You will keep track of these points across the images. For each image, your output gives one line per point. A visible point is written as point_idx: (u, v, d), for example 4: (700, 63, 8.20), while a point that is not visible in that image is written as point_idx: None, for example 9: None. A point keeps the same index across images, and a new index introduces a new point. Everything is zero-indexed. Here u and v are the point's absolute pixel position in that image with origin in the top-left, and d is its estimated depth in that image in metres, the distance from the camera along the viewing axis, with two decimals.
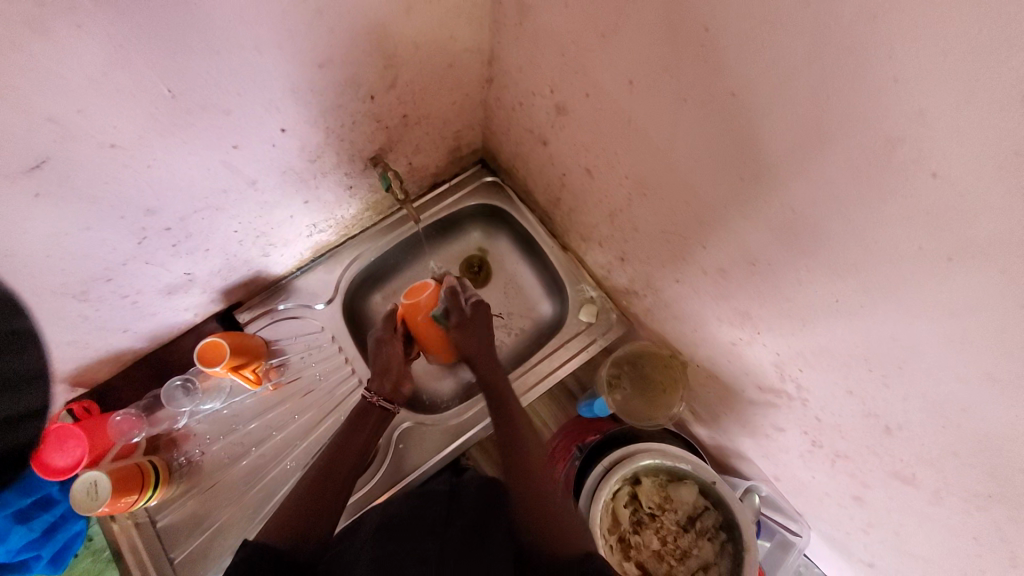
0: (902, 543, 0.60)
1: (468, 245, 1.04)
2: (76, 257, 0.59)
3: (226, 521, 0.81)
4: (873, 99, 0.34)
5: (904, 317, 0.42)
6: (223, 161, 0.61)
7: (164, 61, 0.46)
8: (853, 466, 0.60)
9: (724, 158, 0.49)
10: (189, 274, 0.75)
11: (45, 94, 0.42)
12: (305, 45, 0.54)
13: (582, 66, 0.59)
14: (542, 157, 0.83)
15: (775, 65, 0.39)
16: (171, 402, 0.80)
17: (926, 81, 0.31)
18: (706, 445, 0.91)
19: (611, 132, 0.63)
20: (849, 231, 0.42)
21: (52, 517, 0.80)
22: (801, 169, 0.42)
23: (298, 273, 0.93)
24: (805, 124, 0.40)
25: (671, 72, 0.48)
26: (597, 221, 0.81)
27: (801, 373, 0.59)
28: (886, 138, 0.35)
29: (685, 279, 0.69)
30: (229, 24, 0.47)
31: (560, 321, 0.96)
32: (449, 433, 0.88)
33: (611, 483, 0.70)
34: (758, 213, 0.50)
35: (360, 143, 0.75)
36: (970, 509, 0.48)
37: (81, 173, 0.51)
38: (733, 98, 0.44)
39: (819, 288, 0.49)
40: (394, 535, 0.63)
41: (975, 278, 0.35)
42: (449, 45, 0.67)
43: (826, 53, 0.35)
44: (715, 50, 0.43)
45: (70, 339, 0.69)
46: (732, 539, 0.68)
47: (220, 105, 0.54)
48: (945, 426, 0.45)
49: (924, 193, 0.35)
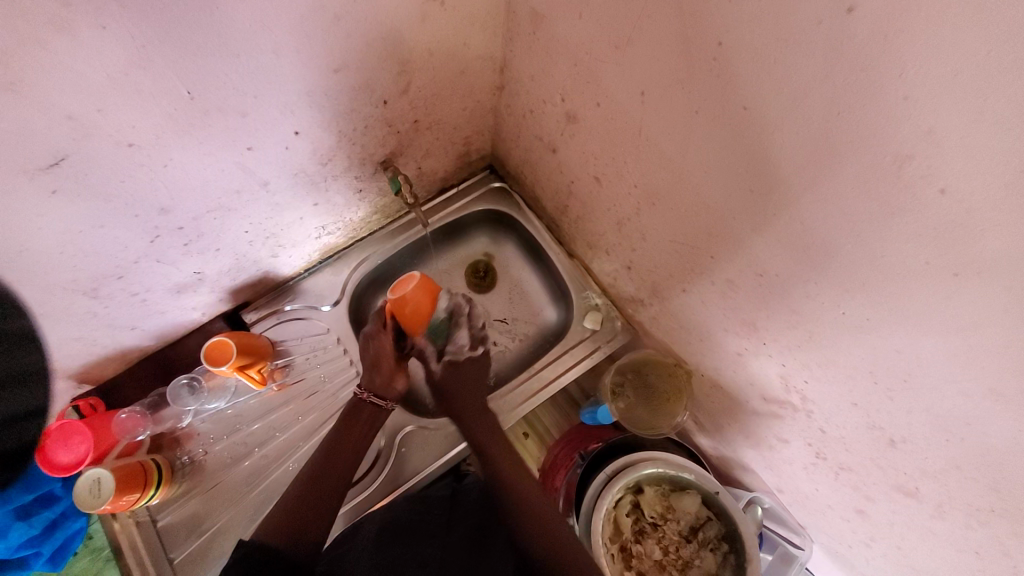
0: (905, 558, 0.60)
1: (475, 250, 1.04)
2: (89, 255, 0.60)
3: (228, 522, 0.81)
4: (884, 117, 0.35)
5: (912, 332, 0.42)
6: (236, 162, 0.62)
7: (184, 63, 0.47)
8: (857, 479, 0.60)
9: (735, 171, 0.50)
10: (198, 273, 0.75)
11: (66, 92, 0.43)
12: (322, 50, 0.55)
13: (594, 76, 0.60)
14: (550, 165, 0.83)
15: (788, 81, 0.39)
16: (177, 401, 0.81)
17: (937, 101, 0.32)
18: (708, 455, 0.91)
19: (621, 142, 0.64)
20: (858, 246, 0.42)
21: (54, 514, 0.80)
22: (811, 183, 0.43)
23: (306, 274, 0.94)
24: (817, 140, 0.40)
25: (683, 85, 0.49)
26: (604, 229, 0.81)
27: (807, 385, 0.59)
28: (897, 155, 0.36)
29: (692, 288, 0.69)
30: (249, 28, 0.48)
31: (565, 328, 0.96)
32: (451, 438, 0.88)
33: (614, 492, 0.70)
34: (768, 225, 0.50)
35: (371, 147, 0.75)
36: (974, 524, 0.48)
37: (98, 171, 0.51)
38: (746, 112, 0.44)
39: (827, 301, 0.49)
40: (397, 539, 0.66)
41: (983, 295, 0.36)
42: (462, 53, 0.68)
43: (840, 71, 0.36)
44: (728, 65, 0.43)
45: (78, 335, 0.69)
46: (735, 550, 0.67)
47: (236, 107, 0.55)
48: (950, 441, 0.45)
49: (934, 210, 0.35)
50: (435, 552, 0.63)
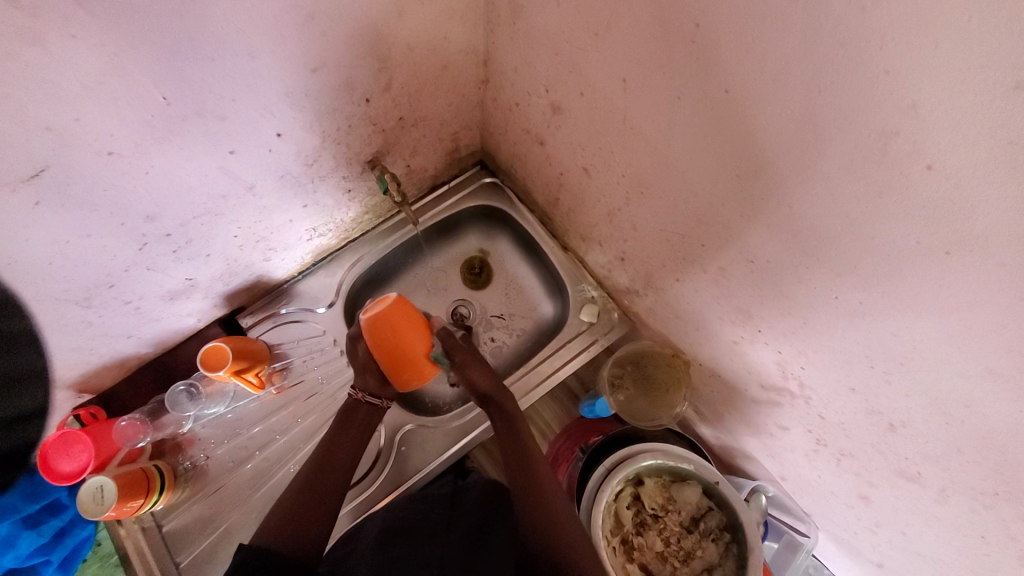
0: (910, 543, 0.59)
1: (469, 247, 1.03)
2: (77, 265, 0.60)
3: (232, 525, 0.81)
4: (866, 91, 0.34)
5: (907, 314, 0.41)
6: (221, 167, 0.62)
7: (158, 68, 0.47)
8: (858, 465, 0.59)
9: (719, 155, 0.49)
10: (190, 279, 0.75)
11: (42, 104, 0.43)
12: (299, 50, 0.55)
13: (576, 65, 0.59)
14: (540, 157, 0.82)
15: (767, 60, 0.38)
16: (175, 407, 0.80)
17: (919, 72, 0.31)
18: (711, 445, 0.90)
19: (607, 132, 0.63)
20: (845, 228, 0.41)
21: (61, 522, 0.81)
22: (795, 165, 0.42)
23: (300, 277, 0.94)
24: (798, 120, 0.39)
25: (664, 70, 0.48)
26: (596, 220, 0.80)
27: (803, 371, 0.58)
28: (880, 131, 0.34)
29: (685, 277, 0.68)
30: (222, 30, 0.47)
31: (562, 322, 0.95)
32: (450, 436, 0.88)
33: (613, 485, 0.69)
34: (756, 210, 0.49)
35: (357, 146, 0.75)
36: (977, 507, 0.47)
37: (80, 181, 0.51)
38: (727, 94, 0.43)
39: (819, 286, 0.48)
40: (394, 543, 0.64)
41: (973, 271, 0.35)
42: (444, 47, 0.67)
43: (818, 46, 0.35)
44: (706, 46, 0.42)
45: (74, 345, 0.70)
46: (736, 540, 0.67)
47: (214, 110, 0.54)
48: (950, 424, 0.44)
49: (921, 186, 0.34)
50: (435, 551, 0.63)
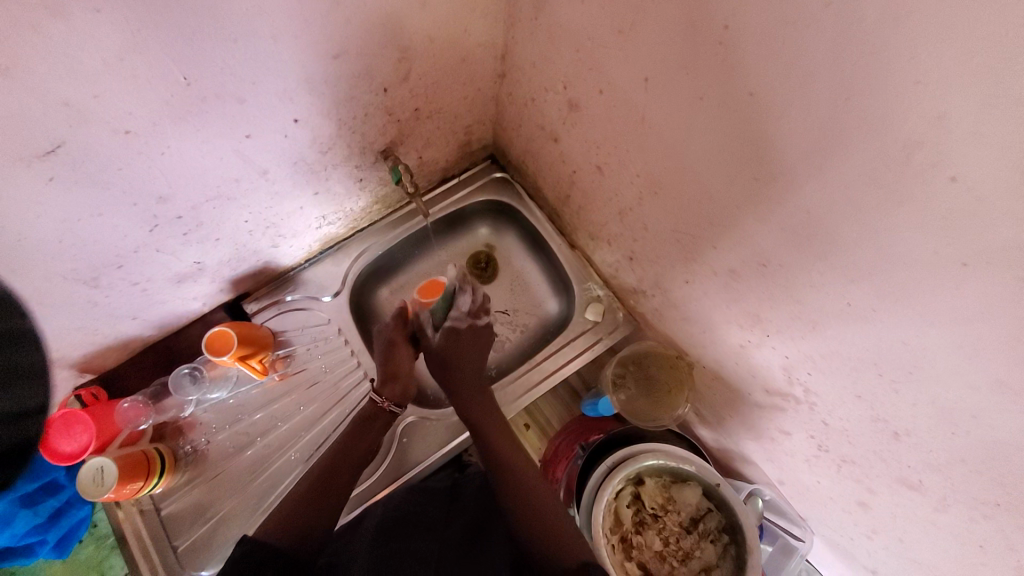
0: (906, 550, 0.60)
1: (477, 241, 1.04)
2: (88, 244, 0.60)
3: (233, 509, 0.81)
4: (897, 97, 0.34)
5: (921, 324, 0.42)
6: (235, 151, 0.62)
7: (182, 49, 0.46)
8: (858, 471, 0.60)
9: (738, 157, 0.49)
10: (199, 262, 0.75)
11: (62, 79, 0.42)
12: (320, 37, 0.54)
13: (597, 63, 0.59)
14: (553, 154, 0.83)
15: (796, 64, 0.38)
16: (178, 390, 0.81)
17: (948, 83, 0.31)
18: (710, 447, 0.91)
19: (625, 130, 0.63)
20: (860, 233, 0.42)
21: (58, 502, 0.81)
22: (816, 169, 0.42)
23: (307, 264, 0.94)
24: (820, 124, 0.39)
25: (689, 70, 0.48)
26: (606, 219, 0.81)
27: (810, 376, 0.58)
28: (906, 142, 0.35)
29: (694, 279, 0.69)
30: (246, 13, 0.47)
31: (567, 319, 0.95)
32: (451, 429, 0.88)
33: (614, 483, 0.70)
34: (772, 213, 0.49)
35: (371, 136, 0.75)
36: (977, 517, 0.47)
37: (94, 160, 0.51)
38: (751, 97, 0.44)
39: (832, 292, 0.48)
40: (393, 536, 0.64)
41: (990, 283, 0.35)
42: (464, 39, 0.67)
43: (847, 53, 0.35)
44: (734, 51, 0.42)
45: (78, 324, 0.69)
46: (735, 542, 0.68)
47: (233, 93, 0.54)
48: (955, 434, 0.45)
49: (943, 196, 0.35)
50: (432, 546, 0.64)
